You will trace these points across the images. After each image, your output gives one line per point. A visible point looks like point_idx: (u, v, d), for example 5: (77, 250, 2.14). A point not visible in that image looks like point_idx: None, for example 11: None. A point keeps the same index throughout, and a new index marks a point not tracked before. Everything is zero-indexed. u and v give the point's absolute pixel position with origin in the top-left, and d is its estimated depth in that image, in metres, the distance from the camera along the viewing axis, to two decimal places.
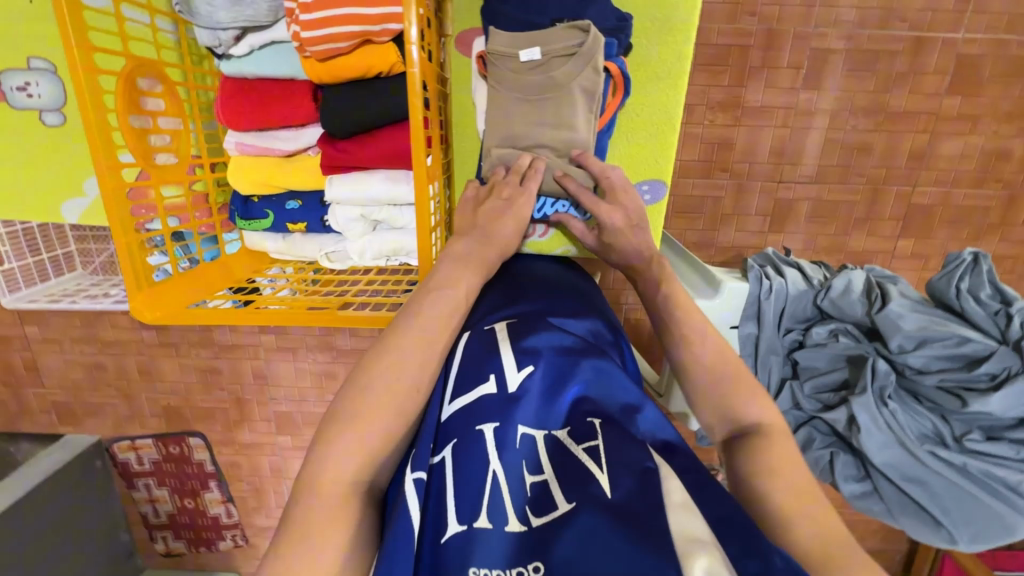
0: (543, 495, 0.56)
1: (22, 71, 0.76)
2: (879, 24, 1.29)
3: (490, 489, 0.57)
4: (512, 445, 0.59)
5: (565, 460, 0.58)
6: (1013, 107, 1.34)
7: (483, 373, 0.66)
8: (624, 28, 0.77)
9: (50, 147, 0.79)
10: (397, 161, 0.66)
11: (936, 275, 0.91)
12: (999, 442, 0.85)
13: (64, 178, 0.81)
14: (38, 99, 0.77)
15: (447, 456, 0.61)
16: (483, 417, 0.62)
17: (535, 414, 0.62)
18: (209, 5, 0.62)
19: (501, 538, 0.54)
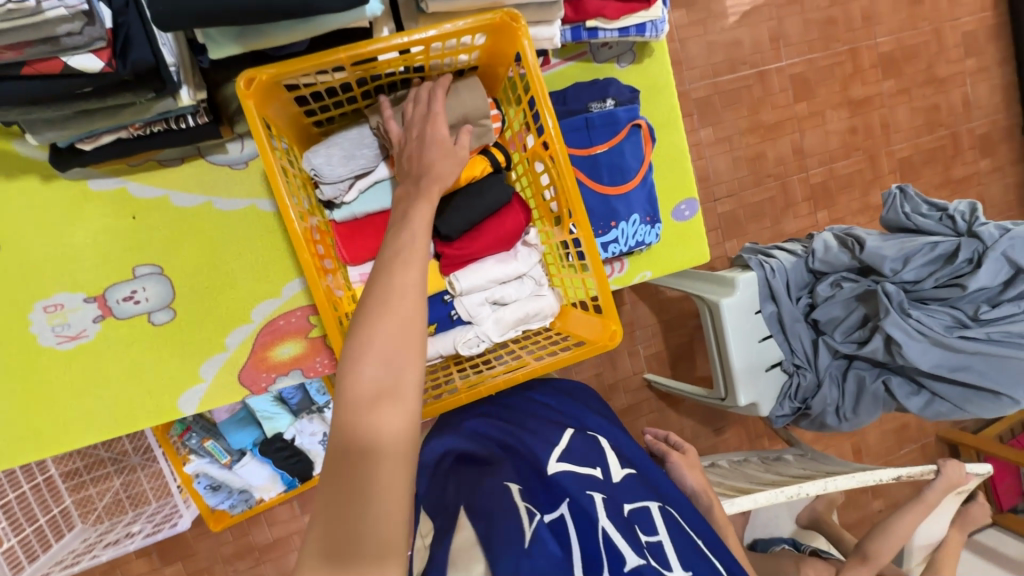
0: (662, 555, 0.53)
1: (127, 281, 0.70)
2: (731, 70, 1.70)
3: (606, 534, 0.53)
4: (620, 509, 0.57)
5: (678, 536, 0.56)
6: (840, 98, 1.81)
7: (591, 461, 0.64)
8: (638, 98, 0.81)
9: (163, 346, 0.72)
10: (503, 244, 0.75)
11: (884, 211, 1.14)
12: (1003, 305, 1.01)
13: (180, 369, 0.73)
14: (144, 304, 0.71)
15: (564, 513, 0.56)
16: (593, 488, 0.59)
17: (643, 497, 0.60)
18: (328, 162, 0.67)
19: None
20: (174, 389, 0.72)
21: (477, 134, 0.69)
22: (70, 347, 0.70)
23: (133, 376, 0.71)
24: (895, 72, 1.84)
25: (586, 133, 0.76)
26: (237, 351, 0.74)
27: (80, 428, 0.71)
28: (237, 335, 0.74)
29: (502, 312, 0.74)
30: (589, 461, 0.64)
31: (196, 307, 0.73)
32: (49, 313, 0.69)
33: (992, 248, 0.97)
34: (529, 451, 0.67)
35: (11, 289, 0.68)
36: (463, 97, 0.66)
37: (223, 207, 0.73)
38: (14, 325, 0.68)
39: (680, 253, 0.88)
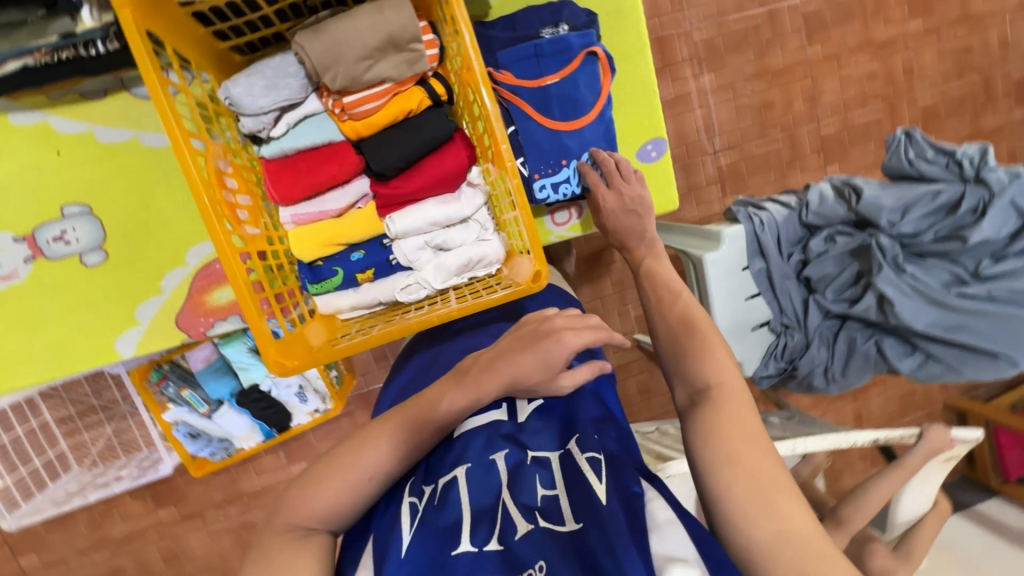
0: (552, 506, 0.56)
1: (56, 220, 0.69)
2: (737, 9, 1.56)
3: (501, 510, 0.56)
4: (519, 458, 0.62)
5: (574, 476, 0.58)
6: (859, 39, 1.65)
7: (497, 401, 0.70)
8: (596, 23, 0.73)
9: (94, 287, 0.72)
10: (445, 184, 0.70)
11: (886, 158, 1.05)
12: (1007, 260, 0.92)
13: (115, 314, 0.73)
14: (74, 245, 0.70)
15: (459, 473, 0.62)
16: (494, 446, 0.64)
17: (548, 439, 0.64)
18: (249, 92, 0.63)
19: (510, 544, 0.53)
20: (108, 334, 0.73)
21: (407, 61, 0.63)
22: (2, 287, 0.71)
23: (64, 319, 0.73)
24: (924, 10, 1.67)
25: (535, 62, 0.70)
26: (171, 296, 0.74)
27: (16, 368, 0.74)
28: (170, 281, 0.74)
29: (444, 258, 0.70)
30: (497, 405, 0.70)
31: (126, 249, 0.72)
32: None
33: (999, 196, 0.88)
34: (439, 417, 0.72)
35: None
36: (384, 15, 0.60)
37: (149, 142, 0.69)
38: None
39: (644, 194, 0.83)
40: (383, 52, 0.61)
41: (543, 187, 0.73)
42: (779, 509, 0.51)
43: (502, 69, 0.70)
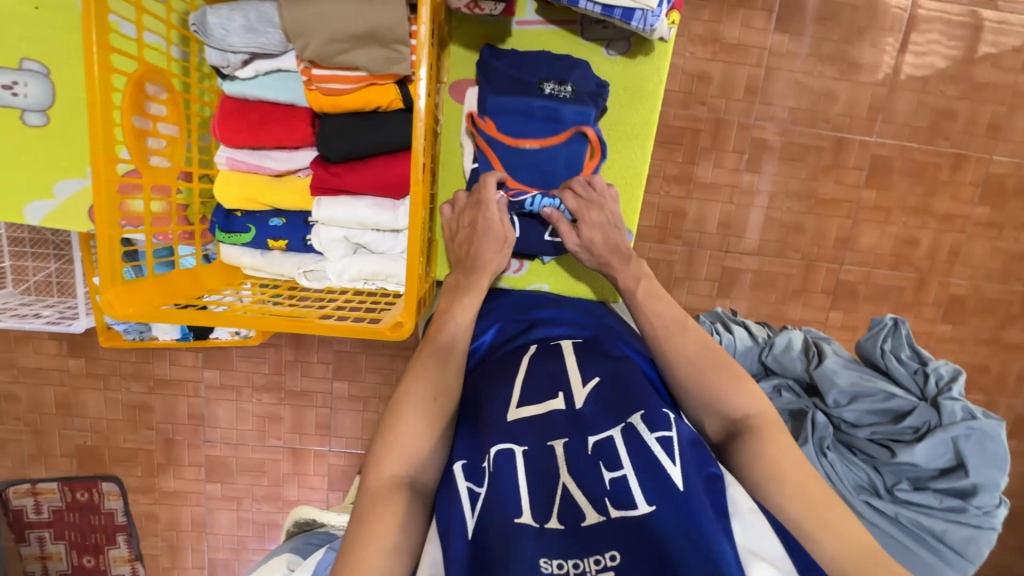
0: (623, 491, 0.66)
1: (11, 71, 0.82)
2: (808, 123, 1.50)
3: (565, 489, 0.67)
4: (583, 447, 0.71)
5: (639, 458, 0.68)
6: (917, 202, 1.57)
7: (554, 390, 0.77)
8: (602, 93, 0.82)
9: (31, 142, 0.85)
10: (386, 189, 0.67)
11: (864, 336, 1.00)
12: (925, 493, 0.86)
13: (40, 176, 0.86)
14: (23, 98, 0.83)
15: (517, 449, 0.71)
16: (554, 434, 0.72)
17: (606, 422, 0.73)
18: (223, 27, 0.61)
19: (579, 533, 0.64)
20: (27, 192, 0.86)
21: (387, 58, 0.60)
22: None
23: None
24: (996, 200, 1.58)
25: (522, 122, 0.81)
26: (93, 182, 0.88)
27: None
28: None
29: (357, 260, 0.69)
30: (551, 391, 0.77)
31: (66, 120, 0.86)
32: None
33: (944, 428, 0.83)
34: (495, 395, 0.79)
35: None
36: (375, 8, 0.58)
37: None
38: None
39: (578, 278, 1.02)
40: (364, 42, 0.59)
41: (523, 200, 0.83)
42: (830, 524, 0.68)
43: (487, 117, 0.83)
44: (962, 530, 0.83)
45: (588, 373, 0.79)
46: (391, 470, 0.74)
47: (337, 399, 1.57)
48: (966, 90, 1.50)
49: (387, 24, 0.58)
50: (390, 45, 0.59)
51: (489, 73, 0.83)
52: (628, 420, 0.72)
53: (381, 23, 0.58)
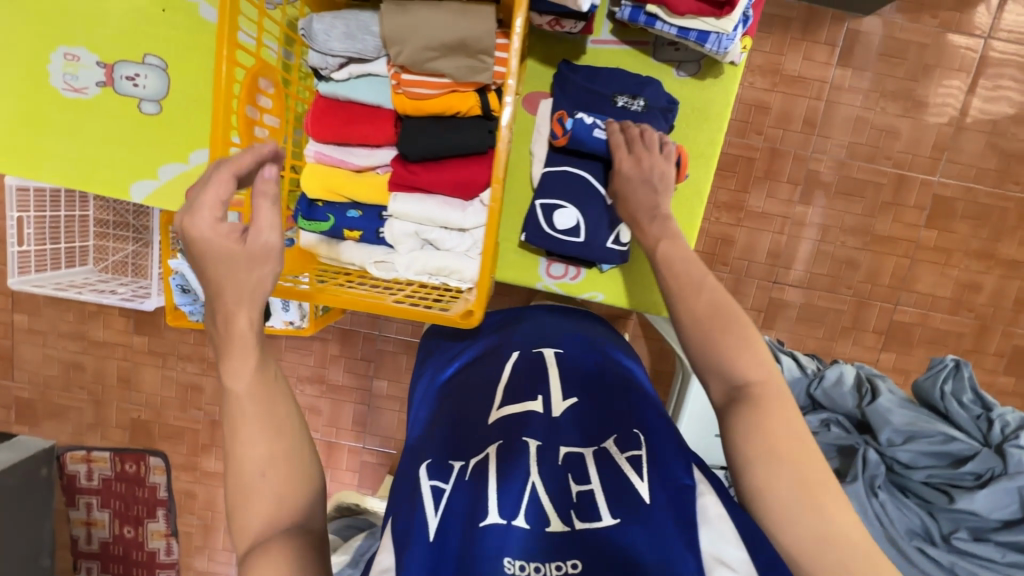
0: (589, 502, 0.55)
1: (136, 65, 0.91)
2: (867, 158, 1.48)
3: (531, 492, 0.56)
4: (552, 456, 0.59)
5: (613, 470, 0.58)
6: (981, 246, 1.52)
7: (532, 392, 0.68)
8: (672, 109, 0.86)
9: (143, 130, 0.94)
10: (457, 190, 0.72)
11: (921, 375, 0.96)
12: (986, 543, 0.82)
13: (148, 162, 0.95)
14: (142, 89, 0.92)
15: (490, 453, 0.61)
16: (528, 431, 0.62)
17: (581, 433, 0.63)
18: (326, 33, 0.67)
19: (538, 539, 0.53)
20: (137, 175, 0.95)
21: (470, 68, 0.64)
22: (71, 95, 0.93)
23: (110, 146, 0.94)
24: None
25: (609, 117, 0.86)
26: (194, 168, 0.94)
27: (55, 165, 0.95)
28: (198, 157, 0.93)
29: (424, 254, 0.72)
30: (529, 394, 0.68)
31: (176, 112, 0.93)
32: (67, 61, 0.92)
33: (1009, 476, 0.79)
34: (462, 402, 0.70)
35: (56, 23, 0.91)
36: (467, 20, 0.62)
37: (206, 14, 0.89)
38: (42, 60, 0.92)
39: (634, 287, 0.99)
40: (451, 51, 0.63)
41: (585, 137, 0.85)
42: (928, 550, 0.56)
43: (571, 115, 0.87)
44: None
45: (568, 387, 0.68)
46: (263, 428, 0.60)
47: (375, 397, 1.61)
48: None
49: (478, 36, 0.62)
50: (477, 56, 0.63)
51: (565, 84, 0.88)
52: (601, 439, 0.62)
53: (471, 35, 0.62)
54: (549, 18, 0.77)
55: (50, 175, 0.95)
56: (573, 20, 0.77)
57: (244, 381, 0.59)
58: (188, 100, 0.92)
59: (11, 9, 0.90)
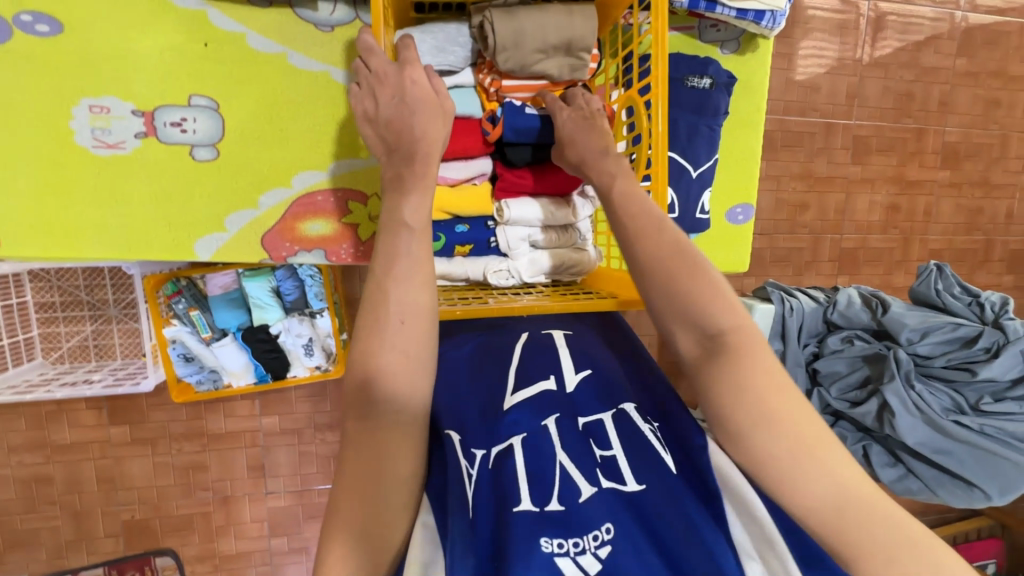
0: (613, 468, 0.68)
1: (181, 108, 0.81)
2: (800, 113, 1.69)
3: (562, 470, 0.66)
4: (573, 424, 0.72)
5: (631, 439, 0.70)
6: (893, 173, 1.81)
7: (545, 371, 0.76)
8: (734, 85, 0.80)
9: (197, 180, 0.83)
10: (560, 188, 0.74)
11: (915, 283, 1.15)
12: (1006, 402, 1.01)
13: (207, 215, 0.85)
14: (191, 134, 0.82)
15: (515, 443, 0.68)
16: (546, 414, 0.72)
17: (595, 409, 0.73)
18: (416, 49, 0.66)
19: (577, 509, 0.63)
20: (197, 229, 0.84)
21: (571, 66, 0.67)
22: (104, 152, 0.81)
23: (160, 202, 0.83)
24: (952, 164, 1.85)
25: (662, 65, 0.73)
26: (266, 213, 0.86)
27: (96, 234, 0.83)
28: (270, 200, 0.85)
29: (540, 255, 0.75)
30: (542, 375, 0.76)
31: (234, 153, 0.83)
32: (92, 114, 0.80)
33: (1015, 343, 0.98)
34: (485, 387, 0.76)
35: (75, 73, 0.79)
36: (572, 20, 0.64)
37: (255, 43, 0.81)
38: (61, 116, 0.79)
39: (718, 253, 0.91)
40: (556, 52, 0.65)
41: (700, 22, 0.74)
42: None
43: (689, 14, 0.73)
44: None
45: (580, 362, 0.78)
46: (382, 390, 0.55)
47: None
48: (918, 74, 1.76)
49: (580, 36, 0.65)
50: (576, 55, 0.66)
51: None
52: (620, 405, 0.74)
53: (575, 35, 0.65)
54: None
55: (92, 249, 0.83)
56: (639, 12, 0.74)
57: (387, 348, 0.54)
58: (248, 138, 0.83)
59: (7, 60, 0.77)
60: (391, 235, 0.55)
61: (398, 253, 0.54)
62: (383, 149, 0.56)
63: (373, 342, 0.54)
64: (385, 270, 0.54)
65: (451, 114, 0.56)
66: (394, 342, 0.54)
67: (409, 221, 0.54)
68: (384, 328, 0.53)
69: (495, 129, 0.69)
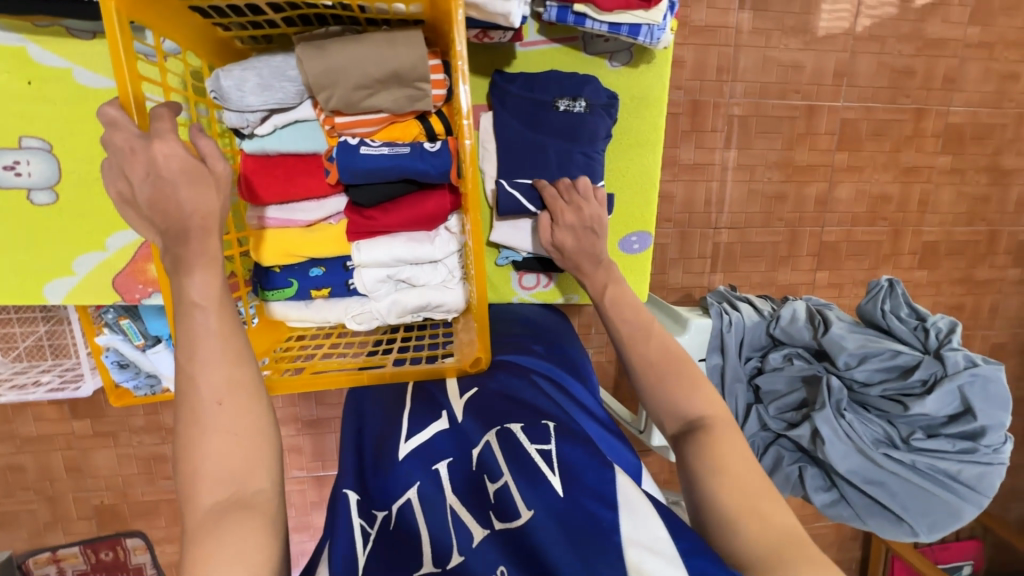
0: (504, 498, 0.47)
1: (13, 150, 0.79)
2: (779, 95, 1.55)
3: (450, 514, 0.47)
4: (466, 464, 0.51)
5: (518, 456, 0.49)
6: (886, 159, 1.65)
7: (436, 411, 0.58)
8: (615, 105, 0.78)
9: (42, 222, 0.83)
10: (418, 223, 0.68)
11: (863, 300, 1.05)
12: (938, 439, 0.94)
13: (57, 259, 0.84)
14: (26, 177, 0.80)
15: (411, 497, 0.49)
16: (435, 456, 0.52)
17: (483, 428, 0.53)
18: (239, 89, 0.61)
19: (476, 561, 0.44)
20: (47, 274, 0.84)
21: (409, 97, 0.61)
22: None
23: (9, 246, 0.83)
24: (956, 148, 1.67)
25: (532, 109, 0.76)
26: (114, 256, 0.85)
27: None
28: (119, 241, 0.84)
29: (403, 295, 0.70)
30: (435, 413, 0.58)
31: (75, 196, 0.82)
32: None
33: (950, 377, 0.91)
34: (376, 428, 0.59)
35: None
36: (395, 51, 0.58)
37: (82, 78, 0.77)
38: None
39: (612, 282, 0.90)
40: (385, 85, 0.60)
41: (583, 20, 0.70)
42: None
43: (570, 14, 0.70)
44: (974, 467, 0.92)
45: (466, 383, 0.61)
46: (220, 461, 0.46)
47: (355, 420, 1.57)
48: (920, 47, 1.57)
49: (407, 66, 0.59)
50: (410, 87, 0.61)
51: (505, 97, 0.77)
52: (505, 423, 0.53)
53: (401, 66, 0.59)
54: (474, 31, 0.72)
55: None
56: (501, 31, 0.72)
57: (210, 385, 0.48)
58: (88, 180, 0.81)
59: None
60: (185, 319, 0.49)
61: (196, 333, 0.48)
62: (156, 231, 0.50)
63: (193, 433, 0.47)
64: (186, 357, 0.48)
65: (226, 177, 0.53)
66: (213, 422, 0.47)
67: (200, 300, 0.49)
68: (201, 410, 0.47)
69: (332, 169, 0.64)
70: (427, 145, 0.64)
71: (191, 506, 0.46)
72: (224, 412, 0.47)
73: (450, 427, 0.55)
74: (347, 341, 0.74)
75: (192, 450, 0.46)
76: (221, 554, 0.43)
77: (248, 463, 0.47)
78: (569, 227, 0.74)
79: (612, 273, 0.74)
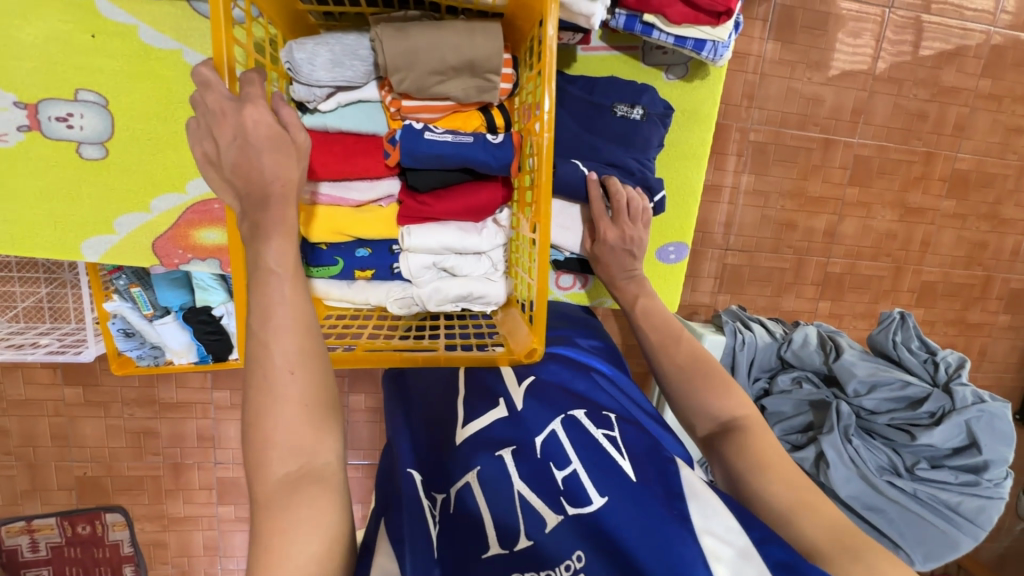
0: (575, 485, 0.49)
1: (67, 102, 0.78)
2: (799, 126, 1.59)
3: (521, 500, 0.49)
4: (531, 453, 0.53)
5: (589, 446, 0.52)
6: (894, 197, 1.70)
7: (493, 397, 0.60)
8: (670, 115, 0.80)
9: (87, 177, 0.81)
10: (471, 213, 0.69)
11: (875, 330, 1.08)
12: (941, 469, 0.97)
13: (98, 215, 0.83)
14: (77, 130, 0.79)
15: (472, 480, 0.51)
16: (498, 442, 0.54)
17: (544, 420, 0.55)
18: (310, 63, 0.61)
19: (550, 543, 0.47)
20: (86, 230, 0.83)
21: (478, 88, 0.62)
22: None
23: (50, 198, 0.81)
24: (960, 193, 1.73)
25: (590, 113, 0.78)
26: (157, 218, 0.84)
27: None
28: (163, 204, 0.84)
29: (447, 283, 0.70)
30: (491, 399, 0.60)
31: (125, 154, 0.81)
32: None
33: (959, 411, 0.95)
34: (426, 412, 0.61)
35: None
36: (473, 41, 0.59)
37: (147, 37, 0.77)
38: None
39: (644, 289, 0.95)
40: (458, 73, 0.60)
41: (650, 30, 0.74)
42: None
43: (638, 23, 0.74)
44: (973, 500, 0.95)
45: (521, 371, 0.63)
46: (288, 432, 0.47)
47: None
48: (935, 93, 1.63)
49: (482, 56, 0.60)
50: (479, 78, 0.61)
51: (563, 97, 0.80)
52: (568, 412, 0.56)
53: (476, 56, 0.60)
54: None
55: None
56: (571, 32, 0.75)
57: (285, 356, 0.48)
58: (141, 139, 0.81)
59: None
60: (259, 286, 0.50)
61: (271, 301, 0.49)
62: (234, 194, 0.52)
63: (266, 404, 0.47)
64: (260, 325, 0.49)
65: (306, 148, 0.54)
66: (286, 393, 0.48)
67: (276, 267, 0.50)
68: (274, 380, 0.48)
69: (393, 151, 0.64)
70: (490, 136, 0.65)
71: (263, 477, 0.47)
72: (297, 381, 0.48)
73: (510, 415, 0.57)
74: (386, 325, 0.74)
75: (265, 421, 0.47)
76: (299, 523, 0.46)
77: (315, 436, 0.48)
78: (613, 245, 0.78)
79: (644, 285, 0.80)
